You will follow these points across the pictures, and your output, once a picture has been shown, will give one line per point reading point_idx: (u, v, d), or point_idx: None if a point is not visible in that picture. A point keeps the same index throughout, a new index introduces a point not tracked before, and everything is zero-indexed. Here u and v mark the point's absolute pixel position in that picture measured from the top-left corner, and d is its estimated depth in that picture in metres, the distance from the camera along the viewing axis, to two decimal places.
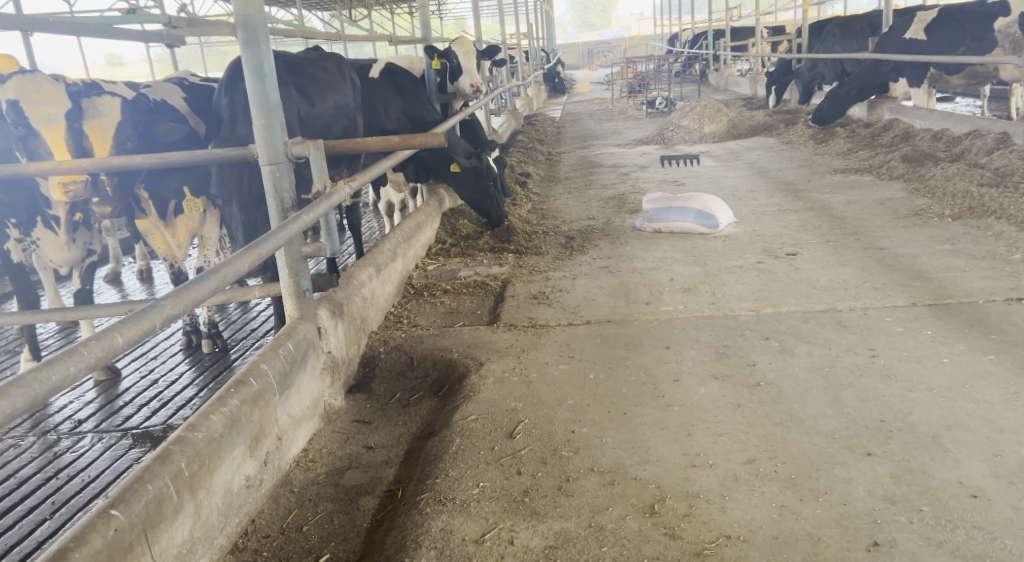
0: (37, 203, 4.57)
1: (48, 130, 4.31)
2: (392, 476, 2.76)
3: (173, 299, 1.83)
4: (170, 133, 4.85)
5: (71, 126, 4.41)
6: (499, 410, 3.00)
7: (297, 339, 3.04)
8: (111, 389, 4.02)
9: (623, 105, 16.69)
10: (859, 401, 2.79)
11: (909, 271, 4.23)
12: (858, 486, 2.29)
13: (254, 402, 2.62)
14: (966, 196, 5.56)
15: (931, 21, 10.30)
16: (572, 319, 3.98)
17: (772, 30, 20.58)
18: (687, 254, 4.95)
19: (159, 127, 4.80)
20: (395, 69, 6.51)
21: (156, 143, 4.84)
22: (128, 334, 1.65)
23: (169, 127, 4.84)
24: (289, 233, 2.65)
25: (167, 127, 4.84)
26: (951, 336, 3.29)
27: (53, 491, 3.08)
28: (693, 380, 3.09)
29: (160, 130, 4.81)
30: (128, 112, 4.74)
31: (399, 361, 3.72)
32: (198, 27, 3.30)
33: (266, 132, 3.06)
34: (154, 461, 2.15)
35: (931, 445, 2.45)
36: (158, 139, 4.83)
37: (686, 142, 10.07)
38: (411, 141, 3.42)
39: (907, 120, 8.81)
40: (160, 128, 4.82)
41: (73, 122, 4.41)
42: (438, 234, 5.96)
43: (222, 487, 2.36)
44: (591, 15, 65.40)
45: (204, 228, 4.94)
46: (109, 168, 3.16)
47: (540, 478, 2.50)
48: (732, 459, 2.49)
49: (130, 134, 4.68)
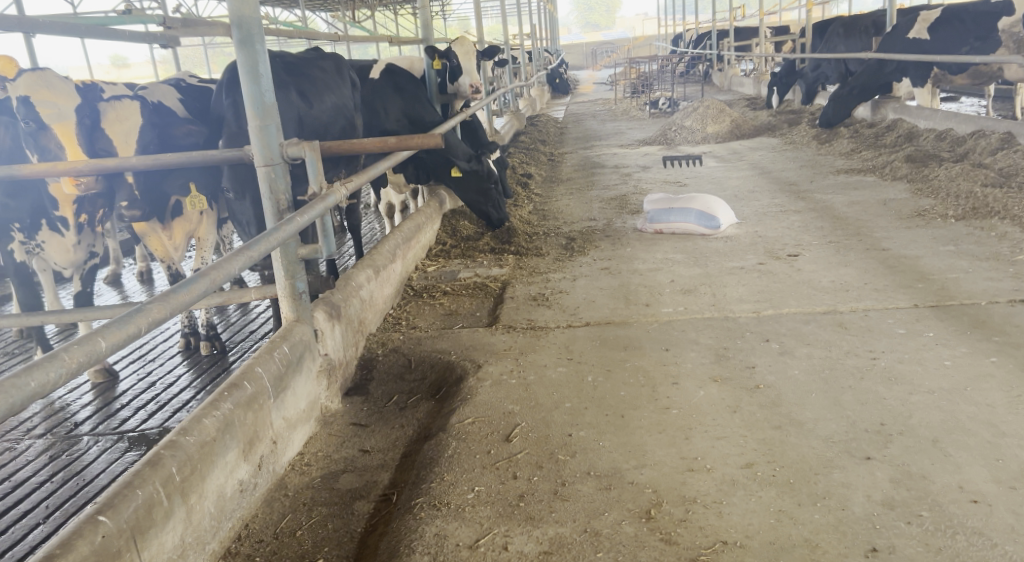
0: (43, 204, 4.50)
1: (60, 126, 4.28)
2: (387, 480, 2.74)
3: (160, 303, 1.80)
4: (188, 136, 4.87)
5: (80, 122, 4.38)
6: (496, 413, 2.97)
7: (292, 341, 3.02)
8: (109, 391, 4.01)
9: (627, 105, 16.63)
10: (860, 404, 2.76)
11: (911, 272, 4.20)
12: (857, 490, 2.26)
13: (248, 405, 2.60)
14: (969, 197, 5.53)
15: (936, 20, 10.25)
16: (571, 321, 3.96)
17: (776, 31, 20.52)
18: (688, 256, 4.92)
19: (176, 129, 4.84)
20: (395, 70, 6.49)
21: (172, 144, 4.85)
22: (113, 339, 1.62)
23: (188, 130, 4.87)
24: (284, 234, 2.63)
25: (186, 130, 4.87)
26: (953, 338, 3.26)
27: (48, 494, 3.07)
28: (692, 383, 3.06)
29: (177, 132, 4.84)
30: (146, 116, 4.77)
31: (397, 363, 3.69)
32: (193, 29, 3.28)
33: (262, 134, 3.04)
34: (145, 466, 2.13)
35: (932, 450, 2.42)
36: (175, 140, 4.86)
37: (689, 142, 10.03)
38: (408, 142, 3.38)
39: (911, 120, 8.77)
40: (178, 131, 4.84)
41: (82, 118, 4.39)
42: (439, 236, 5.95)
43: (215, 492, 2.34)
44: (595, 15, 65.38)
45: (200, 229, 4.94)
46: (105, 170, 3.12)
47: (535, 482, 2.48)
48: (729, 463, 2.47)
49: (148, 137, 4.72)
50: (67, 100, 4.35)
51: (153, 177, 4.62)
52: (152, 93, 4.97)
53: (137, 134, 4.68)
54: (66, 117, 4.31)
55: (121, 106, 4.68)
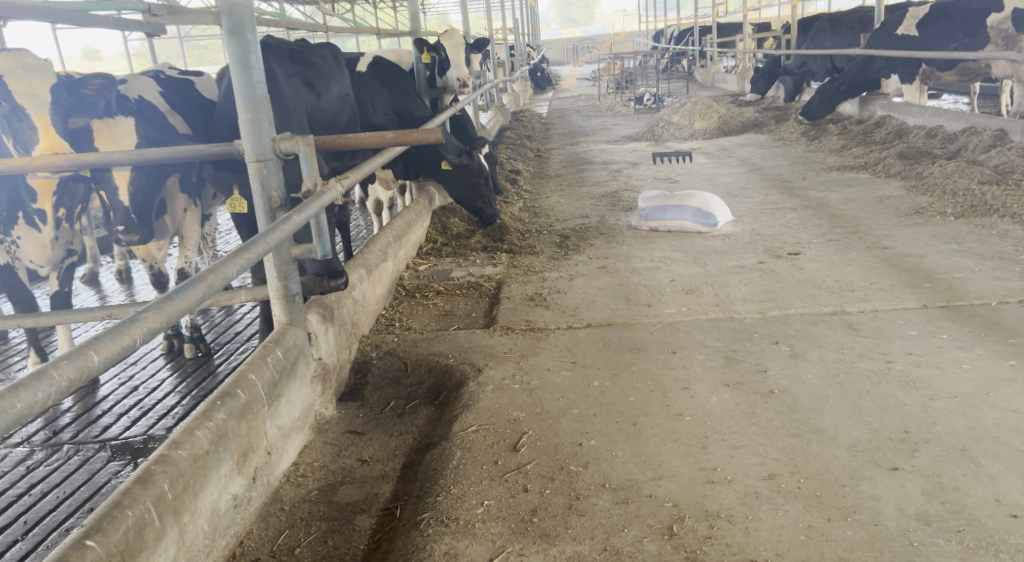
0: (18, 196, 4.23)
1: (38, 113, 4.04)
2: (389, 493, 2.59)
3: (155, 312, 1.65)
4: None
5: (57, 103, 4.12)
6: (500, 420, 2.84)
7: (285, 346, 2.87)
8: (89, 396, 3.83)
9: (611, 101, 16.48)
10: (880, 410, 2.67)
11: (916, 271, 4.11)
12: (889, 504, 2.16)
13: (242, 415, 2.45)
14: (966, 195, 5.46)
15: (923, 17, 10.34)
16: (571, 322, 3.84)
17: (758, 26, 20.47)
18: (686, 254, 4.83)
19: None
20: (383, 63, 6.32)
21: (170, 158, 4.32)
22: (104, 352, 1.47)
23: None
24: (281, 235, 2.46)
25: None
26: (968, 339, 3.17)
27: (26, 509, 2.89)
28: (704, 389, 2.94)
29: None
30: (142, 131, 4.30)
31: (393, 367, 3.55)
32: (180, 17, 2.97)
33: (253, 128, 2.89)
34: (134, 484, 1.97)
35: (961, 459, 2.34)
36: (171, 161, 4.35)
37: (676, 138, 9.93)
38: (407, 137, 3.24)
39: (899, 116, 8.73)
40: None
41: (59, 98, 4.12)
42: (429, 233, 5.81)
43: (208, 508, 2.19)
44: (574, 11, 65.28)
45: (185, 227, 4.68)
46: (85, 165, 2.91)
47: (548, 496, 2.35)
48: (751, 474, 2.36)
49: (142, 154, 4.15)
50: (43, 86, 4.11)
51: (139, 187, 4.17)
52: (131, 86, 4.49)
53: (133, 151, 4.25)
54: (44, 104, 4.07)
55: (113, 120, 4.22)
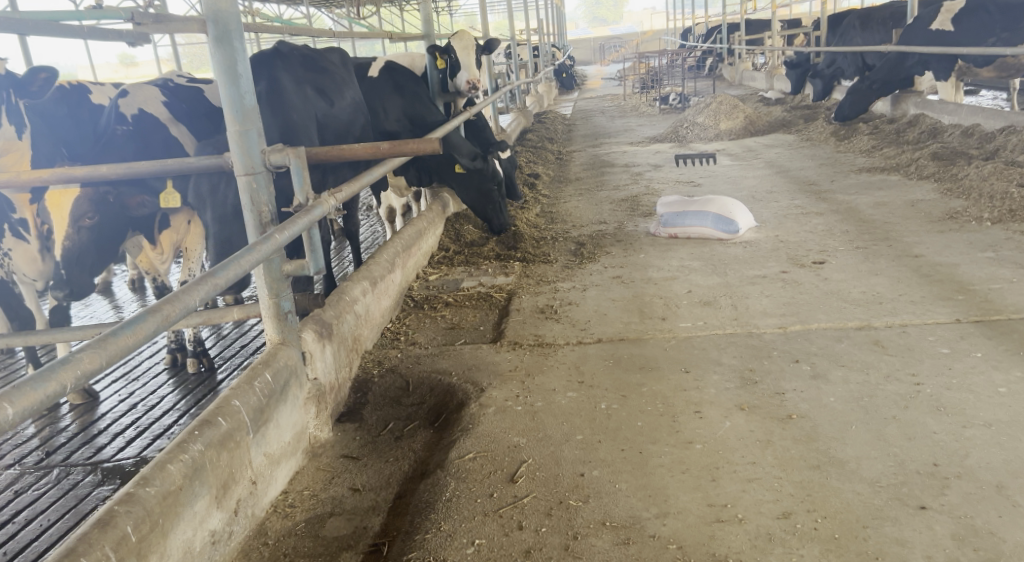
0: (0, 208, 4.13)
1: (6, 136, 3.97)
2: (377, 527, 2.45)
3: (93, 352, 1.56)
4: (143, 206, 4.21)
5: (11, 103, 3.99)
6: (500, 446, 2.69)
7: (276, 367, 2.73)
8: (88, 414, 3.75)
9: (636, 101, 16.16)
10: (907, 439, 2.47)
11: (949, 282, 3.88)
12: (915, 549, 1.99)
13: (222, 445, 2.31)
14: (1004, 197, 5.19)
15: (959, 11, 9.91)
16: (581, 337, 3.66)
17: (787, 22, 20.01)
18: (705, 263, 4.63)
19: (128, 199, 4.17)
20: (395, 67, 6.19)
21: (128, 216, 4.24)
22: (21, 404, 1.38)
23: (142, 200, 4.19)
24: (257, 255, 2.32)
25: (140, 199, 4.19)
26: (1005, 359, 2.95)
27: (8, 539, 2.79)
28: (717, 413, 2.76)
29: (130, 204, 4.18)
30: (126, 152, 4.28)
31: (394, 386, 3.41)
32: (166, 24, 2.83)
33: (242, 139, 2.75)
34: (92, 528, 1.84)
35: (997, 498, 2.14)
36: (130, 212, 4.22)
37: (701, 139, 9.68)
38: (402, 146, 3.08)
39: (934, 115, 8.43)
40: (130, 201, 4.17)
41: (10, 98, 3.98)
42: (442, 241, 5.66)
43: (180, 548, 2.06)
44: (601, 10, 64.85)
45: (188, 239, 4.53)
46: (73, 178, 2.78)
47: (544, 535, 2.20)
48: (764, 512, 2.18)
49: (88, 207, 4.07)
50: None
51: (77, 242, 4.09)
52: (132, 98, 4.37)
53: (110, 157, 4.26)
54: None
55: (99, 141, 4.27)
